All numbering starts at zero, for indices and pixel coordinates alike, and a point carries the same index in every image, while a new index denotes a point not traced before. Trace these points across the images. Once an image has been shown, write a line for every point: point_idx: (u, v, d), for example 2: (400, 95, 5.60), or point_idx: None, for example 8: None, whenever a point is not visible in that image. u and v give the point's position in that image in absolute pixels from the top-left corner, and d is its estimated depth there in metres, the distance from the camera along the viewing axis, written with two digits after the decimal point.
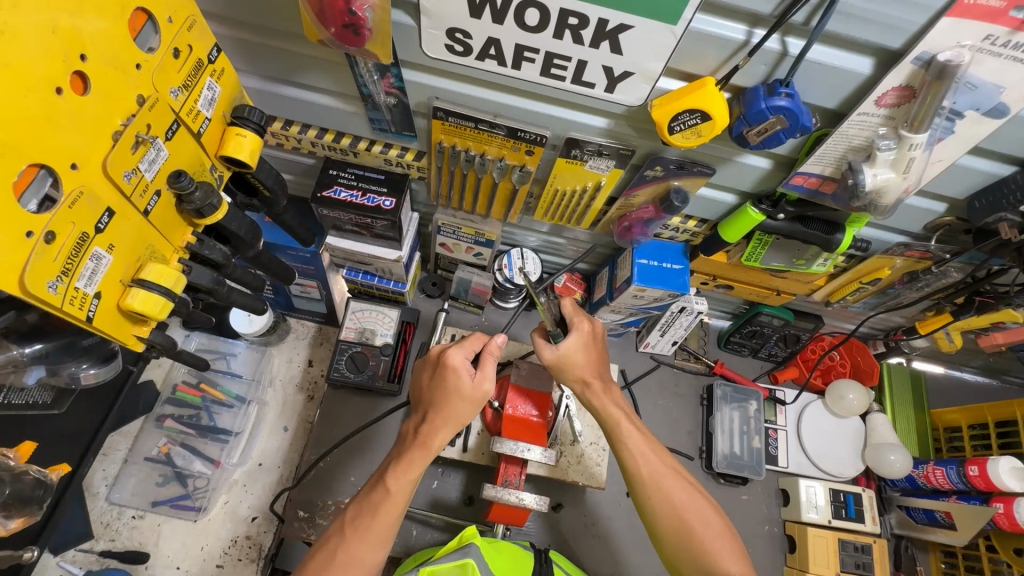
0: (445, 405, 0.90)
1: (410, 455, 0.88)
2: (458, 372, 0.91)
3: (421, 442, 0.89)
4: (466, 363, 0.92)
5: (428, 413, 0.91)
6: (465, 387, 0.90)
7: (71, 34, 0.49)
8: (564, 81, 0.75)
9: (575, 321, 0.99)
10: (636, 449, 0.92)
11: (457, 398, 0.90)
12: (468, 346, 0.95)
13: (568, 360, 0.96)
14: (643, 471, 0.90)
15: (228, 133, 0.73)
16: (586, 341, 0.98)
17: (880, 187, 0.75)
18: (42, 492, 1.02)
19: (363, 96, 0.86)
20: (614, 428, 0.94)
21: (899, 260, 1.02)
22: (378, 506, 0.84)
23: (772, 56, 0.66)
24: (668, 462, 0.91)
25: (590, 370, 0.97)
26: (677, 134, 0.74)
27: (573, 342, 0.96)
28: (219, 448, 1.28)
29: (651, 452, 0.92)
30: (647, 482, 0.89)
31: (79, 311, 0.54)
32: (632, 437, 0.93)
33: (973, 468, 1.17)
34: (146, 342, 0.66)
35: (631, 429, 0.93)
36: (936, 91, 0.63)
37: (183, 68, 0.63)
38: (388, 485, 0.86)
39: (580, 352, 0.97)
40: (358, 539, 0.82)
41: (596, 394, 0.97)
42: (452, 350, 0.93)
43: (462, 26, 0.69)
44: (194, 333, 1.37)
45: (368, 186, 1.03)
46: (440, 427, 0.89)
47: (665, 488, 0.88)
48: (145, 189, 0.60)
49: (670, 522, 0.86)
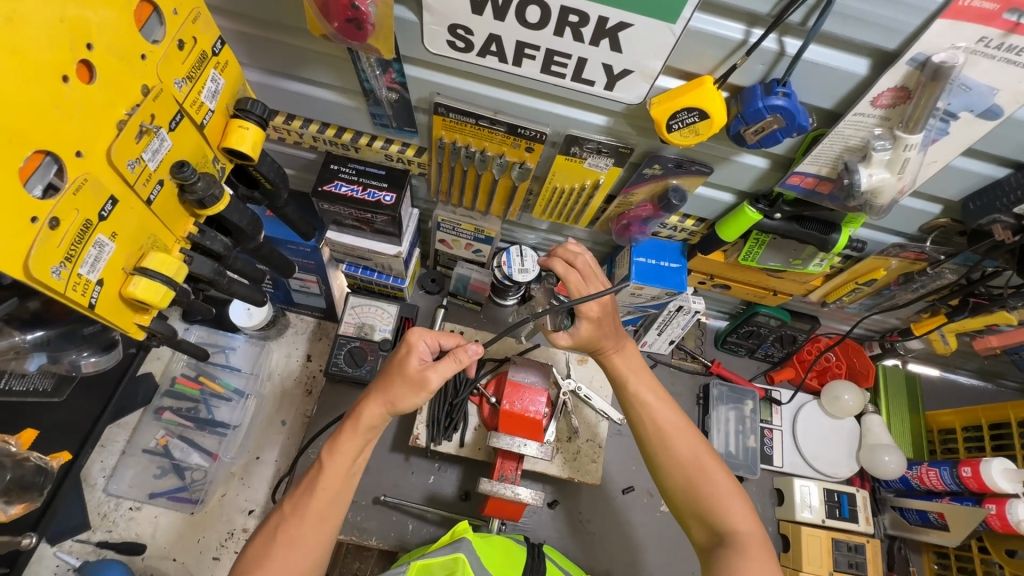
0: (383, 383, 0.90)
1: (343, 431, 0.88)
2: (410, 351, 0.90)
3: (354, 420, 0.88)
4: (422, 348, 0.91)
5: (367, 390, 0.92)
6: (408, 369, 0.89)
7: (77, 23, 0.50)
8: (565, 78, 0.76)
9: (584, 307, 0.93)
10: (644, 409, 0.93)
11: (394, 376, 0.89)
12: (434, 335, 0.92)
13: (584, 343, 0.96)
14: (652, 429, 0.92)
15: (231, 125, 0.74)
16: (598, 327, 0.94)
17: (875, 187, 0.76)
18: (44, 479, 1.03)
19: (365, 91, 0.87)
20: (624, 387, 0.96)
21: (894, 261, 1.02)
22: (315, 481, 0.85)
23: (770, 56, 0.67)
24: (679, 420, 0.92)
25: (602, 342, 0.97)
26: (675, 132, 0.75)
27: (584, 330, 0.94)
28: (217, 440, 1.29)
29: (661, 409, 0.93)
30: (655, 440, 0.91)
31: (82, 297, 0.55)
32: (640, 394, 0.94)
33: (967, 469, 1.17)
34: (147, 331, 0.67)
35: (640, 388, 0.95)
36: (930, 93, 0.64)
37: (187, 59, 0.64)
38: (322, 461, 0.87)
39: (591, 333, 0.95)
40: (299, 518, 0.83)
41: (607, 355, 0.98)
42: (411, 331, 0.92)
43: (464, 23, 0.70)
44: (194, 326, 1.38)
45: (369, 182, 1.04)
46: (370, 403, 0.89)
47: (673, 446, 0.90)
48: (148, 179, 0.61)
49: (678, 480, 0.89)
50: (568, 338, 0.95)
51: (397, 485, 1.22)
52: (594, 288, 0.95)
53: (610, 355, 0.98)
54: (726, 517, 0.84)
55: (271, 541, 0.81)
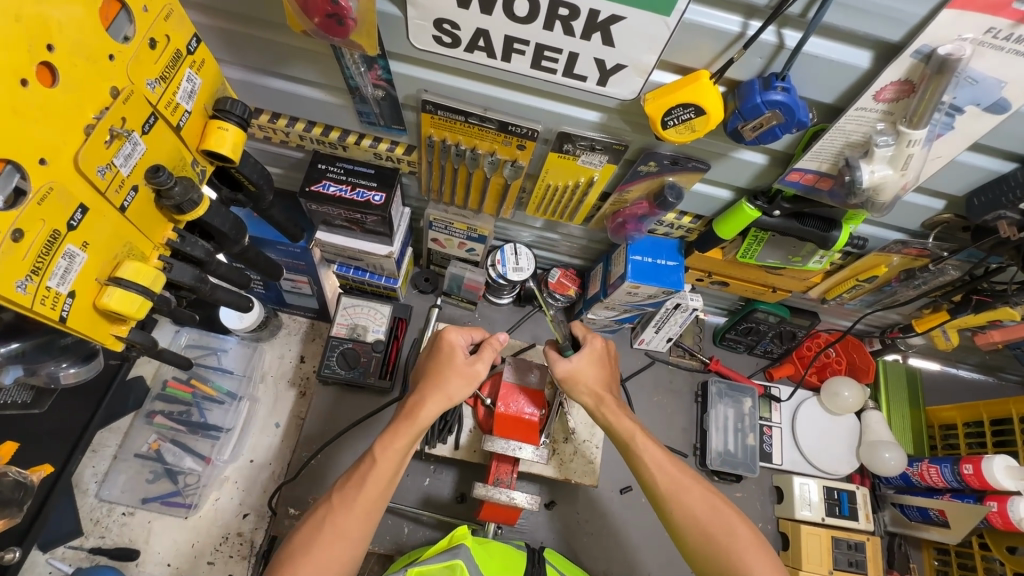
0: (438, 379, 0.91)
1: (399, 426, 0.87)
2: (453, 348, 0.94)
3: (413, 416, 0.88)
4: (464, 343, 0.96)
5: (421, 385, 0.93)
6: (459, 361, 0.93)
7: (35, 23, 0.47)
8: (555, 74, 0.74)
9: (587, 337, 1.02)
10: (651, 463, 0.89)
11: (448, 371, 0.92)
12: (468, 331, 0.99)
13: (578, 374, 0.98)
14: (662, 487, 0.87)
15: (210, 126, 0.71)
16: (597, 357, 1.00)
17: (877, 183, 0.74)
18: (23, 494, 1.01)
19: (350, 88, 0.84)
20: (630, 448, 0.92)
21: (896, 257, 1.00)
22: (365, 474, 0.83)
23: (768, 49, 0.64)
24: (689, 477, 0.88)
25: (603, 385, 0.98)
26: (670, 129, 0.73)
27: (584, 354, 1.00)
28: (210, 444, 1.27)
29: (669, 467, 0.88)
30: (667, 498, 0.86)
31: (51, 310, 0.52)
32: (651, 450, 0.90)
33: (968, 466, 1.16)
34: (124, 342, 0.65)
35: (646, 445, 0.91)
36: (937, 85, 0.61)
37: (160, 59, 0.61)
38: (375, 454, 0.85)
39: (589, 364, 0.99)
40: (345, 511, 0.80)
41: (610, 413, 0.95)
42: (449, 330, 0.97)
43: (450, 17, 0.67)
44: (185, 329, 1.36)
45: (358, 181, 1.01)
46: (430, 399, 0.89)
47: (684, 503, 0.85)
48: (121, 185, 0.59)
49: (695, 536, 0.83)
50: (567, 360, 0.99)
51: (393, 487, 1.21)
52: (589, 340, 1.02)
53: (613, 416, 0.94)
54: None
55: (317, 535, 0.79)
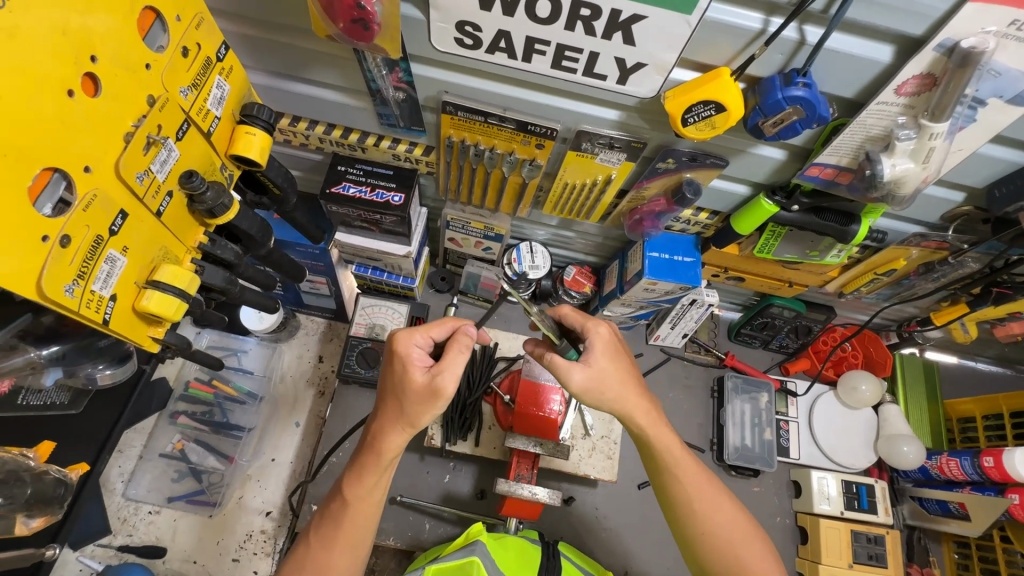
0: (392, 401, 0.80)
1: (365, 463, 0.82)
2: (406, 363, 0.79)
3: (376, 449, 0.81)
4: (418, 353, 0.81)
5: (381, 410, 0.83)
6: (415, 383, 0.78)
7: (81, 36, 0.49)
8: (576, 73, 0.74)
9: (589, 325, 0.86)
10: (690, 488, 0.84)
11: (404, 396, 0.79)
12: (426, 332, 0.83)
13: (601, 379, 0.82)
14: (696, 514, 0.83)
15: (238, 131, 0.72)
16: (608, 347, 0.85)
17: (897, 177, 0.74)
18: (63, 490, 1.04)
19: (371, 91, 0.85)
20: (667, 470, 0.85)
21: (915, 250, 1.00)
22: (340, 517, 0.82)
23: (789, 45, 0.65)
24: (725, 502, 0.85)
25: (629, 387, 0.84)
26: (690, 126, 0.73)
27: (597, 353, 0.84)
28: (233, 444, 1.29)
29: (707, 495, 0.84)
30: (700, 523, 0.83)
31: (96, 313, 0.54)
32: (684, 463, 0.85)
33: (989, 459, 1.15)
34: (161, 343, 0.66)
35: (688, 470, 0.85)
36: (959, 80, 0.62)
37: (192, 67, 0.63)
38: (347, 495, 0.83)
39: (608, 364, 0.84)
40: (322, 557, 0.81)
41: (648, 429, 0.85)
42: (400, 337, 0.81)
43: (472, 19, 0.68)
44: (205, 330, 1.39)
45: (377, 182, 1.02)
46: (389, 428, 0.80)
47: (715, 530, 0.82)
48: (157, 190, 0.60)
49: (721, 564, 0.81)
50: (582, 367, 0.82)
51: (413, 484, 1.22)
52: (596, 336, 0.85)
53: (651, 424, 0.85)
54: None
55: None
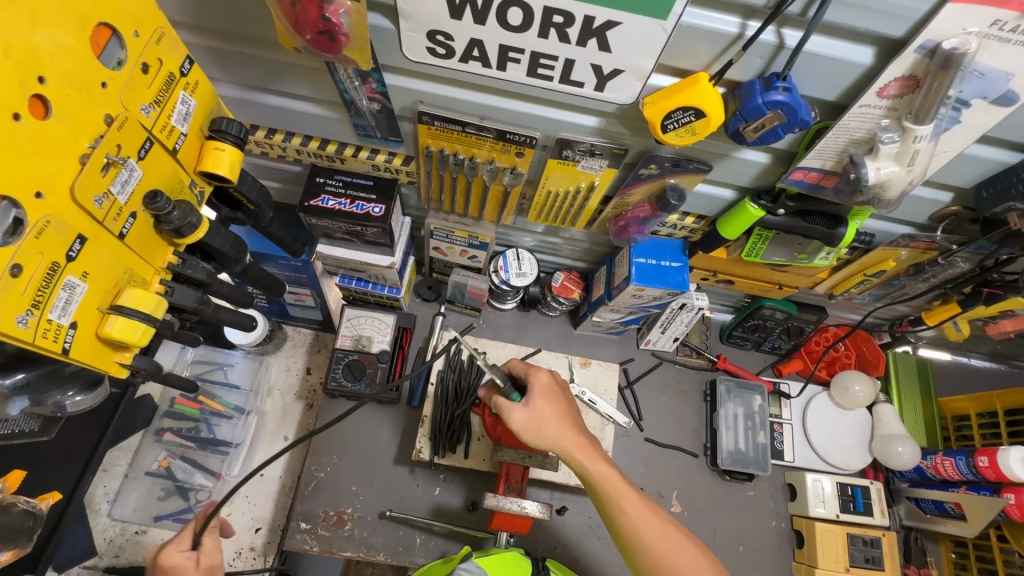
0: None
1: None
2: (178, 568, 0.84)
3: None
4: (186, 552, 0.85)
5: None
6: (196, 570, 0.84)
7: (27, 56, 0.47)
8: (552, 81, 0.73)
9: (532, 372, 0.94)
10: (633, 514, 0.81)
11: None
12: (181, 538, 0.87)
13: (540, 419, 0.87)
14: (643, 543, 0.80)
15: (207, 147, 0.70)
16: (549, 391, 0.91)
17: (883, 181, 0.72)
18: (33, 523, 0.96)
19: (346, 102, 0.83)
20: (608, 500, 0.83)
21: (904, 251, 0.99)
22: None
23: (768, 49, 0.63)
24: (670, 529, 0.81)
25: (567, 422, 0.88)
26: (670, 132, 0.72)
27: (537, 395, 0.90)
28: (220, 460, 1.28)
29: (651, 520, 0.81)
30: (648, 552, 0.79)
31: (53, 342, 0.52)
32: (620, 490, 0.83)
33: (983, 458, 1.14)
34: (129, 368, 0.64)
35: (629, 497, 0.83)
36: (941, 81, 0.60)
37: (153, 83, 0.61)
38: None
39: (548, 405, 0.89)
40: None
41: (585, 461, 0.85)
42: (167, 552, 0.85)
43: (443, 28, 0.67)
44: (190, 345, 1.37)
45: (357, 193, 1.01)
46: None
47: (662, 557, 0.79)
48: (119, 213, 0.58)
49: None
50: (523, 406, 0.88)
51: (403, 498, 1.21)
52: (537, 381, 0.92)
53: (585, 455, 0.85)
54: None
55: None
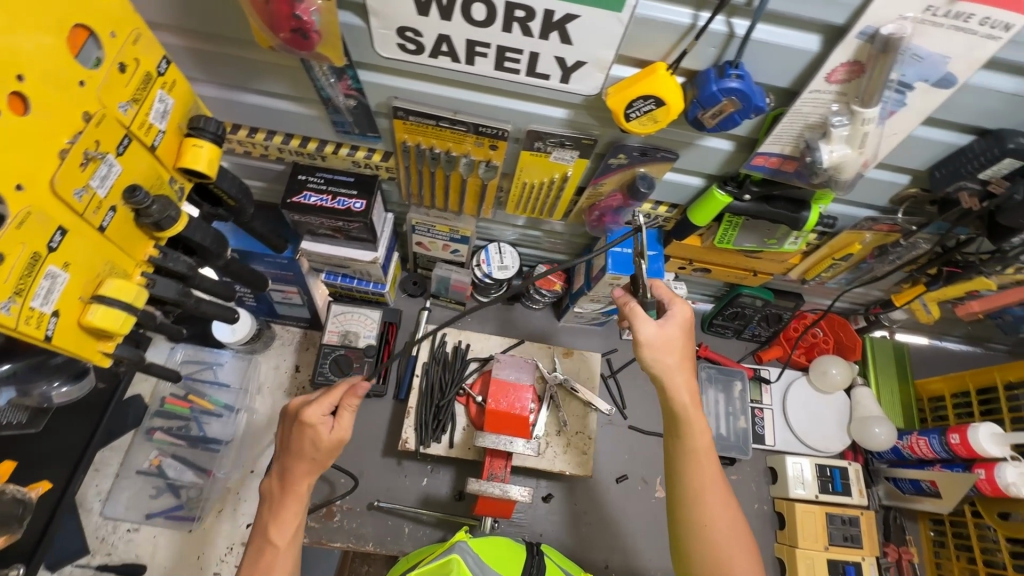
0: (302, 457, 0.88)
1: (285, 507, 0.89)
2: (315, 429, 0.87)
3: (293, 492, 0.90)
4: (325, 418, 0.87)
5: (289, 462, 0.90)
6: (325, 441, 0.87)
7: (6, 56, 0.49)
8: (519, 74, 0.76)
9: (672, 304, 0.88)
10: (706, 480, 0.85)
11: (316, 452, 0.88)
12: (325, 399, 0.89)
13: (665, 343, 0.86)
14: (702, 506, 0.84)
15: (186, 143, 0.73)
16: (684, 326, 0.87)
17: (836, 163, 0.75)
18: (23, 510, 1.01)
19: (323, 100, 0.86)
20: (690, 455, 0.86)
21: (867, 235, 1.02)
22: (272, 564, 0.86)
23: (719, 38, 0.66)
24: (731, 502, 0.85)
25: (685, 365, 0.87)
26: (633, 120, 0.75)
27: (675, 321, 0.86)
28: (211, 457, 1.29)
29: (718, 489, 0.85)
30: (702, 516, 0.84)
31: (36, 329, 0.55)
32: (703, 452, 0.86)
33: (955, 436, 1.17)
34: (112, 357, 0.67)
35: (707, 462, 0.86)
36: (883, 65, 0.63)
37: (131, 82, 0.63)
38: (272, 538, 0.88)
39: (678, 335, 0.86)
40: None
41: (688, 409, 0.86)
42: (309, 407, 0.88)
43: (412, 25, 0.69)
44: (179, 345, 1.38)
45: (337, 190, 1.03)
46: (300, 474, 0.89)
47: (711, 523, 0.83)
48: (98, 206, 0.61)
49: (705, 560, 0.82)
50: (654, 323, 0.86)
51: (392, 489, 1.23)
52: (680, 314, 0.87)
53: (690, 409, 0.86)
54: None
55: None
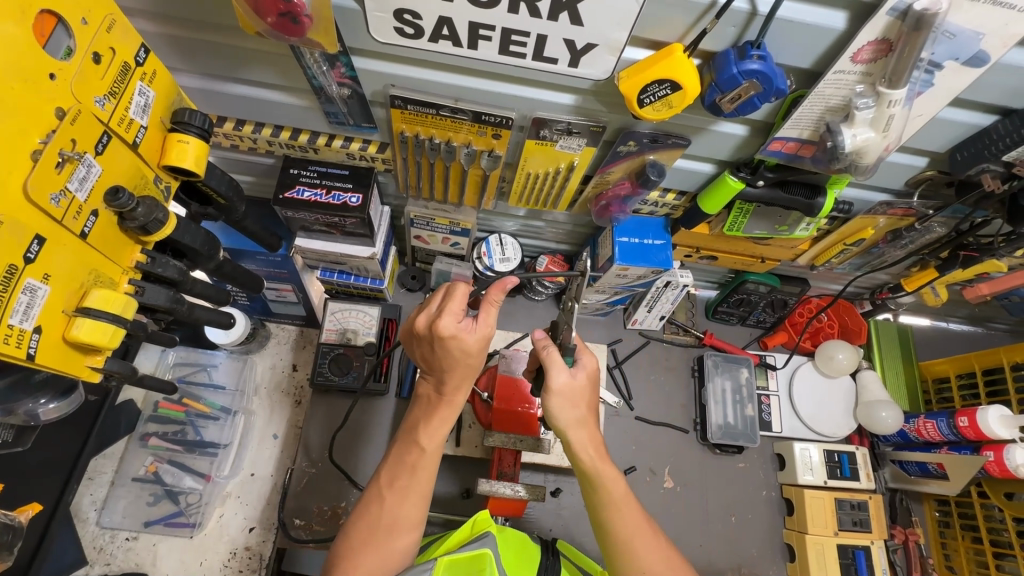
0: (456, 367, 0.78)
1: (439, 414, 0.82)
2: (460, 339, 0.74)
3: (448, 401, 0.82)
4: (463, 325, 0.75)
5: (441, 373, 0.80)
6: (473, 346, 0.75)
7: None
8: (525, 58, 0.71)
9: (582, 353, 0.84)
10: (628, 526, 0.79)
11: (467, 359, 0.77)
12: (456, 306, 0.76)
13: (573, 394, 0.80)
14: (633, 554, 0.77)
15: (169, 139, 0.67)
16: (592, 379, 0.83)
17: (858, 147, 0.72)
18: (12, 536, 0.94)
19: (315, 89, 0.81)
20: (608, 507, 0.80)
21: (881, 219, 1.00)
22: (415, 465, 0.81)
23: (741, 17, 0.62)
24: (660, 541, 0.79)
25: (588, 418, 0.82)
26: (647, 106, 0.71)
27: (583, 370, 0.82)
28: (209, 462, 1.24)
29: (645, 532, 0.79)
30: (637, 564, 0.77)
31: (17, 349, 0.51)
32: (620, 498, 0.80)
33: (963, 419, 1.17)
34: (102, 372, 0.63)
35: (626, 508, 0.80)
36: (913, 44, 0.59)
37: (107, 73, 0.58)
38: (421, 444, 0.81)
39: (585, 385, 0.82)
40: (382, 499, 0.80)
41: (596, 462, 0.81)
42: (441, 319, 0.75)
43: (410, 7, 0.64)
44: (171, 347, 1.33)
45: (332, 184, 0.98)
46: (460, 385, 0.80)
47: (648, 574, 0.76)
48: (78, 211, 0.56)
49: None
50: (568, 371, 0.80)
51: None
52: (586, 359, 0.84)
53: (598, 462, 0.80)
54: None
55: (375, 525, 0.78)
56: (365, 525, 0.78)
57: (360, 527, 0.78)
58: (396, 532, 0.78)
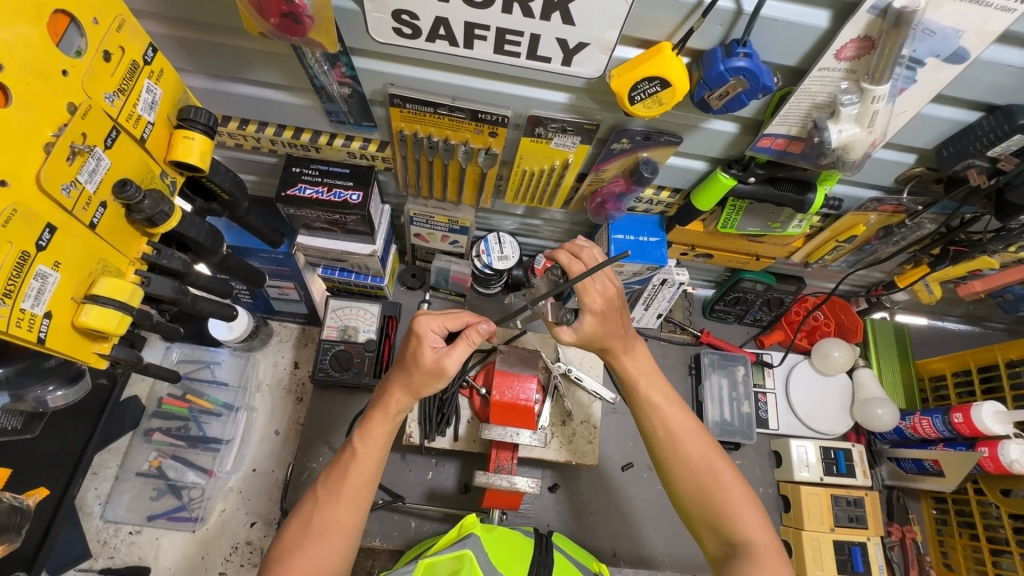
0: (402, 372, 0.84)
1: (372, 418, 0.85)
2: (420, 341, 0.83)
3: (384, 407, 0.85)
4: (433, 335, 0.84)
5: (392, 375, 0.87)
6: (425, 360, 0.82)
7: None
8: (519, 57, 0.73)
9: (586, 299, 0.86)
10: (659, 415, 0.90)
11: (413, 368, 0.83)
12: (444, 318, 0.86)
13: (590, 339, 0.89)
14: (666, 439, 0.89)
15: (176, 135, 0.70)
16: (602, 320, 0.87)
17: (845, 143, 0.74)
18: (21, 517, 0.96)
19: (316, 88, 0.83)
20: (636, 397, 0.93)
21: (873, 215, 1.02)
22: (346, 469, 0.83)
23: (726, 16, 0.64)
24: (695, 430, 0.89)
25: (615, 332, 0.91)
26: (638, 103, 0.73)
27: (587, 326, 0.87)
28: (211, 457, 1.26)
29: (676, 424, 0.89)
30: (671, 448, 0.88)
31: (28, 332, 0.53)
32: (649, 394, 0.92)
33: (958, 415, 1.18)
34: (109, 359, 0.65)
35: (655, 398, 0.91)
36: (894, 41, 0.61)
37: (116, 71, 0.61)
38: (356, 448, 0.84)
39: (597, 327, 0.88)
40: (315, 502, 0.82)
41: (621, 360, 0.94)
42: (422, 319, 0.85)
43: (408, 7, 0.66)
44: (175, 345, 1.35)
45: (333, 182, 1.01)
46: (397, 393, 0.85)
47: (682, 455, 0.87)
48: (88, 202, 0.58)
49: (689, 491, 0.85)
50: (573, 331, 0.89)
51: (396, 484, 1.21)
52: (600, 285, 0.87)
53: (620, 359, 0.94)
54: (737, 525, 0.81)
55: (304, 529, 0.79)
56: (294, 526, 0.80)
57: (289, 530, 0.80)
58: (319, 537, 0.78)
